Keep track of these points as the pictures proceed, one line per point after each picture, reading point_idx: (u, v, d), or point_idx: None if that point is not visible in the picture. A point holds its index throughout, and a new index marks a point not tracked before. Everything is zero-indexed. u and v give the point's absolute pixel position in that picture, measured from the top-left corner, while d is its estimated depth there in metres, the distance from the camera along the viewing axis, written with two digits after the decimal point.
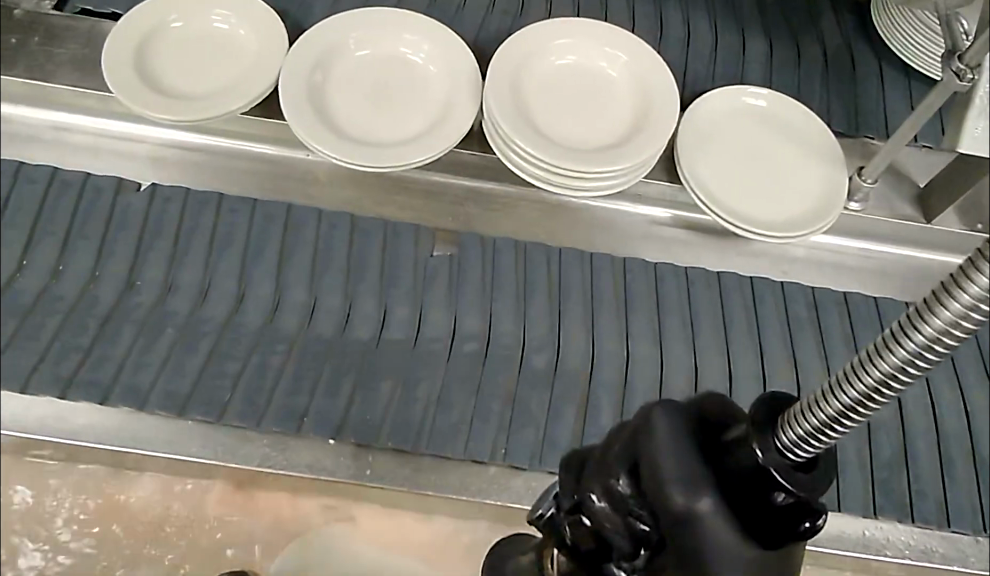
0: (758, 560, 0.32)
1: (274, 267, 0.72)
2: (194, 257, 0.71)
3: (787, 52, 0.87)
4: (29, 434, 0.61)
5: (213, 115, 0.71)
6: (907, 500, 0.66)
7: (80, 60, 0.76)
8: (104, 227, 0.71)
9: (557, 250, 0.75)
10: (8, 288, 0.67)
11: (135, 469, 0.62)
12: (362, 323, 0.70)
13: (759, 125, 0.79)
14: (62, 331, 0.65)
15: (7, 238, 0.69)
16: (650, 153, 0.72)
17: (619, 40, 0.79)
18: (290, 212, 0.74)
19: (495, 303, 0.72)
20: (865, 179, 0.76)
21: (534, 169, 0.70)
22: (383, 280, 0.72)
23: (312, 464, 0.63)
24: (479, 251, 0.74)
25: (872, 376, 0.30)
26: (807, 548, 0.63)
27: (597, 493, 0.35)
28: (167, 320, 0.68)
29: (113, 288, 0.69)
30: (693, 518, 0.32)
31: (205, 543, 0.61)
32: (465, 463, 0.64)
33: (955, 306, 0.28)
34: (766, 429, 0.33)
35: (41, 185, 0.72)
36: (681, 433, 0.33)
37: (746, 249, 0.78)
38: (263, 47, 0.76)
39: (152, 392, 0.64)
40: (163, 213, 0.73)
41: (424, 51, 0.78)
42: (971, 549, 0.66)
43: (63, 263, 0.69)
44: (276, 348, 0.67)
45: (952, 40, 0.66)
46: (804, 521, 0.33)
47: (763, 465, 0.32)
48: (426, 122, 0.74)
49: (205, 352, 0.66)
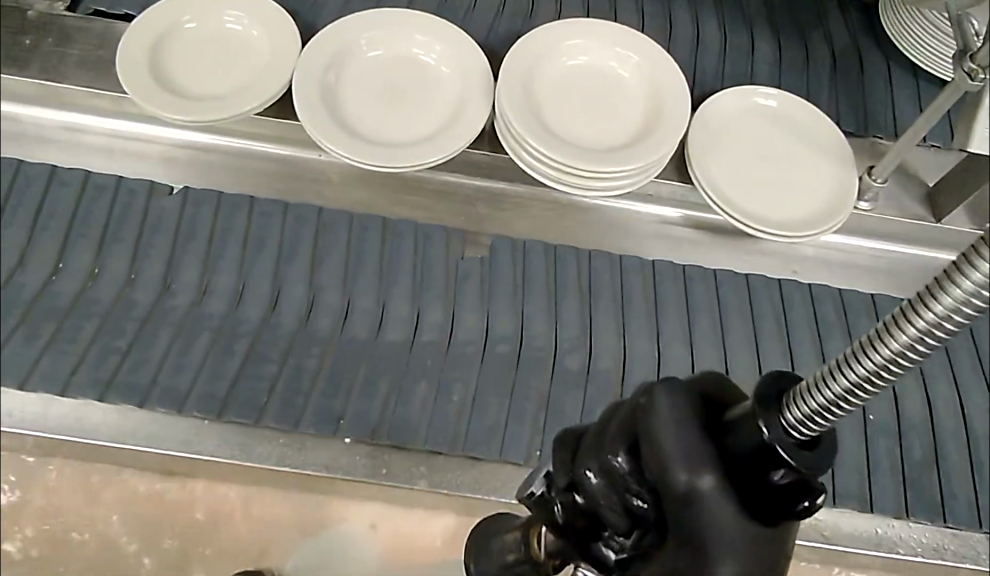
0: (756, 538, 0.32)
1: (307, 269, 0.72)
2: (228, 260, 0.71)
3: (796, 52, 0.88)
4: (46, 433, 0.61)
5: (228, 115, 0.71)
6: (917, 498, 0.67)
7: (93, 61, 0.76)
8: (138, 230, 0.72)
9: (567, 248, 0.76)
10: (47, 289, 0.67)
11: (154, 469, 0.63)
12: (396, 325, 0.70)
13: (769, 124, 0.79)
14: (101, 332, 0.66)
15: (44, 242, 0.70)
16: (663, 153, 0.72)
17: (630, 40, 0.80)
18: (320, 215, 0.75)
19: (526, 305, 0.72)
20: (875, 179, 0.77)
21: (548, 170, 0.70)
22: (415, 283, 0.72)
23: (329, 464, 0.63)
24: (511, 251, 0.75)
25: (872, 361, 0.30)
26: (816, 546, 0.64)
27: (594, 470, 0.35)
28: (203, 323, 0.68)
29: (149, 291, 0.69)
30: (693, 495, 0.32)
31: (222, 541, 0.62)
32: (491, 464, 0.65)
33: (957, 291, 0.28)
34: (770, 406, 0.32)
35: (75, 187, 0.72)
36: (684, 412, 0.33)
37: (755, 248, 0.78)
38: (276, 48, 0.77)
39: (192, 393, 0.64)
40: (196, 216, 0.73)
41: (436, 51, 0.78)
42: (982, 547, 0.66)
43: (100, 264, 0.69)
44: (311, 351, 0.68)
45: (964, 39, 0.67)
46: (804, 500, 0.32)
47: (767, 443, 0.32)
48: (438, 123, 0.74)
49: (244, 350, 0.67)
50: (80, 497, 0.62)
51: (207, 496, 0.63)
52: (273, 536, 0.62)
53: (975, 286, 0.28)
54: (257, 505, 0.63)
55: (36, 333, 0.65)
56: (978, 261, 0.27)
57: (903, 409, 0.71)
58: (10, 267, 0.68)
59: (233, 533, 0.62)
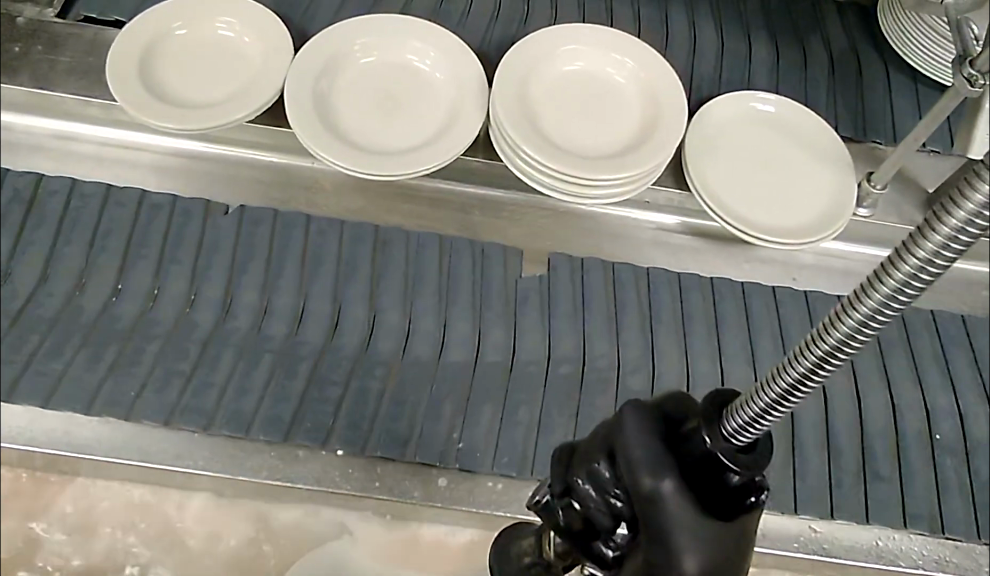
0: (715, 536, 0.35)
1: (366, 288, 0.71)
2: (287, 280, 0.71)
3: (794, 56, 0.87)
4: (31, 447, 0.61)
5: (221, 123, 0.70)
6: (919, 511, 0.66)
7: (84, 69, 0.76)
8: (196, 250, 0.71)
9: (580, 259, 0.75)
10: (109, 307, 0.67)
11: (138, 482, 0.62)
12: (460, 348, 0.69)
13: (767, 130, 0.78)
14: (163, 357, 0.65)
15: (103, 261, 0.69)
16: (656, 161, 0.71)
17: (627, 46, 0.79)
18: (377, 232, 0.74)
19: (587, 323, 0.72)
20: (875, 185, 0.76)
21: (541, 177, 0.69)
22: (476, 306, 0.71)
23: (320, 478, 0.62)
24: (568, 268, 0.74)
25: (826, 343, 0.32)
26: (813, 560, 0.63)
27: (581, 477, 0.38)
28: (264, 347, 0.67)
29: (210, 314, 0.68)
30: (658, 498, 0.35)
31: (208, 554, 0.60)
32: (504, 480, 0.64)
33: (904, 269, 0.29)
34: (715, 418, 0.36)
35: (131, 209, 0.72)
36: (647, 422, 0.37)
37: (755, 256, 0.78)
38: (267, 55, 0.76)
39: (257, 417, 0.63)
40: (254, 236, 0.72)
41: (430, 58, 0.77)
42: (986, 559, 0.65)
43: (158, 284, 0.69)
44: (374, 372, 0.67)
45: (962, 44, 0.66)
46: (750, 496, 0.36)
47: (709, 451, 0.35)
48: (433, 130, 0.73)
49: (304, 375, 0.66)
50: (63, 511, 0.60)
51: (194, 511, 0.62)
52: (261, 552, 0.61)
53: (920, 263, 0.29)
54: (243, 522, 0.62)
55: (97, 356, 0.64)
56: (919, 244, 0.29)
57: (905, 419, 0.71)
58: (73, 287, 0.67)
59: (218, 546, 0.61)
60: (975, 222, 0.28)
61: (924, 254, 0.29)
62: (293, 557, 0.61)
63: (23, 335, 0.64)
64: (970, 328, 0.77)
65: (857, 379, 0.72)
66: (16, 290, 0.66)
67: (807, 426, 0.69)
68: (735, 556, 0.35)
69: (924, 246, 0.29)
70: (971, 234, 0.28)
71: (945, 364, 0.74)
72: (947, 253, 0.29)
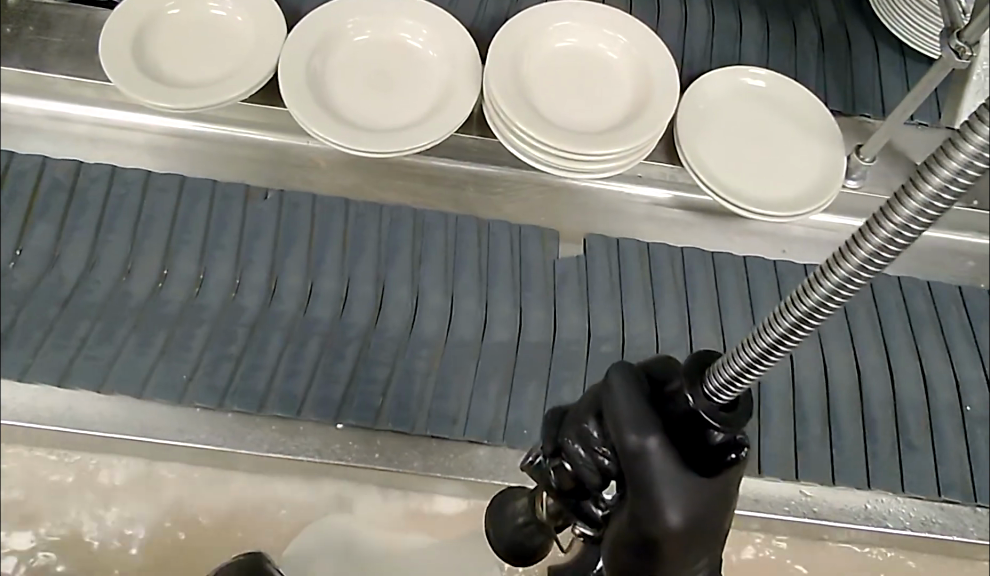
0: (697, 488, 0.37)
1: (411, 266, 0.73)
2: (329, 263, 0.72)
3: (784, 31, 0.87)
4: (40, 425, 0.62)
5: (213, 103, 0.70)
6: (903, 472, 0.68)
7: (76, 50, 0.75)
8: (239, 236, 0.72)
9: (616, 241, 0.76)
10: (157, 293, 0.69)
11: (135, 457, 0.62)
12: (503, 327, 0.71)
13: (758, 106, 0.79)
14: (212, 341, 0.67)
15: (147, 247, 0.71)
16: (648, 137, 0.72)
17: (618, 22, 0.79)
18: (416, 217, 0.75)
19: (627, 308, 0.73)
20: (863, 157, 0.77)
21: (535, 153, 0.70)
22: (519, 287, 0.73)
23: (321, 450, 0.64)
24: (605, 248, 0.76)
25: (805, 305, 0.33)
26: (803, 523, 0.65)
27: (572, 438, 0.40)
28: (311, 330, 0.69)
29: (257, 297, 0.70)
30: (642, 454, 0.37)
31: (205, 527, 0.61)
32: (509, 452, 0.65)
33: (881, 233, 0.30)
34: (697, 378, 0.37)
35: (173, 194, 0.73)
36: (633, 383, 0.39)
37: (745, 229, 0.79)
38: (260, 34, 0.76)
39: (309, 398, 0.65)
40: (295, 220, 0.73)
41: (423, 36, 0.78)
42: (971, 520, 0.67)
43: (204, 271, 0.70)
44: (421, 352, 0.69)
45: (951, 16, 0.65)
46: (731, 453, 0.37)
47: (692, 409, 0.37)
48: (425, 108, 0.74)
49: (353, 357, 0.68)
50: (59, 486, 0.61)
51: (189, 484, 0.62)
52: (261, 523, 0.62)
53: (898, 226, 0.30)
54: (237, 494, 0.62)
55: (149, 339, 0.66)
56: (897, 208, 0.30)
57: (893, 387, 0.72)
58: (119, 273, 0.69)
59: (214, 519, 0.61)
60: (952, 186, 0.29)
61: (902, 219, 0.30)
62: (290, 526, 0.62)
63: (73, 322, 0.66)
64: (952, 296, 0.78)
65: (850, 347, 0.74)
66: (64, 277, 0.68)
67: (799, 395, 0.70)
68: (714, 508, 0.37)
69: (902, 211, 0.30)
70: (947, 198, 0.29)
71: (926, 327, 0.76)
72: (924, 216, 0.29)
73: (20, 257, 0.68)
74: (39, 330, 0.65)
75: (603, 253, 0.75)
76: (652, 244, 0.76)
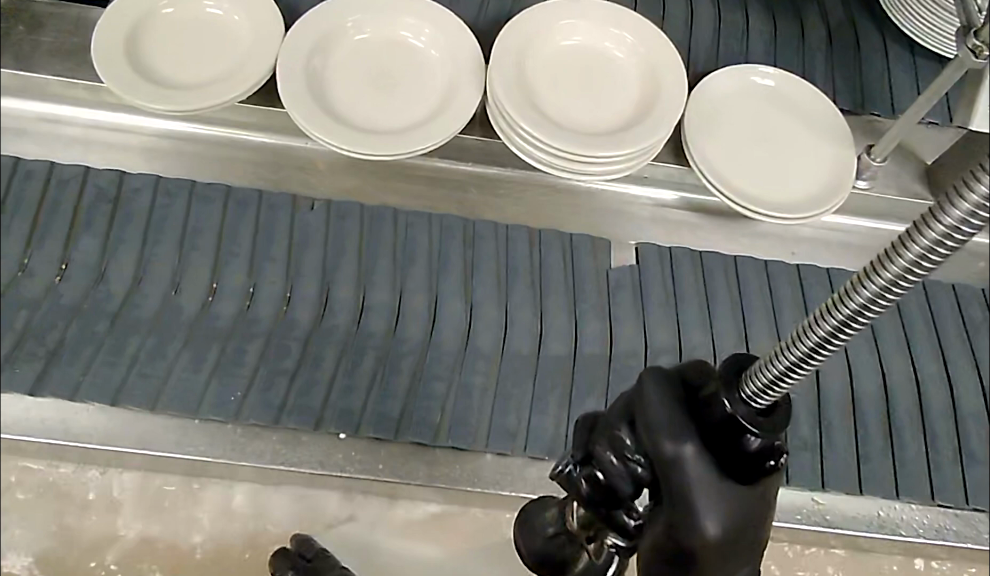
0: (734, 496, 0.36)
1: (461, 286, 0.72)
2: (381, 274, 0.72)
3: (790, 28, 0.86)
4: (38, 439, 0.61)
5: (211, 104, 0.69)
6: (917, 479, 0.67)
7: (65, 50, 0.73)
8: (287, 248, 0.72)
9: (668, 249, 0.76)
10: (207, 308, 0.68)
11: (128, 469, 0.61)
12: (558, 339, 0.70)
13: (767, 104, 0.78)
14: (266, 355, 0.66)
15: (195, 261, 0.70)
16: (654, 138, 0.70)
17: (626, 20, 0.78)
18: (466, 227, 0.74)
19: (680, 312, 0.74)
20: (875, 158, 0.75)
21: (537, 151, 0.69)
22: (572, 298, 0.73)
23: (323, 462, 0.63)
24: (656, 255, 0.75)
25: (845, 310, 0.32)
26: (811, 531, 0.64)
27: (604, 445, 0.39)
28: (365, 347, 0.68)
29: (310, 309, 0.69)
30: (678, 461, 0.36)
31: (197, 540, 0.60)
32: (523, 462, 0.65)
33: (930, 235, 0.29)
34: (733, 384, 0.36)
35: (218, 204, 0.72)
36: (667, 388, 0.37)
37: (752, 230, 0.78)
38: (256, 33, 0.74)
39: (366, 413, 0.65)
40: (342, 228, 0.73)
41: (425, 35, 0.76)
42: (986, 527, 0.66)
43: (253, 283, 0.70)
44: (479, 365, 0.68)
45: (967, 16, 0.64)
46: (769, 460, 0.36)
47: (731, 415, 0.36)
48: (428, 108, 0.72)
49: (409, 371, 0.67)
50: (53, 500, 0.60)
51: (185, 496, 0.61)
52: (259, 535, 0.61)
53: (949, 228, 0.29)
54: (239, 510, 0.62)
55: (201, 354, 0.65)
56: (946, 209, 0.28)
57: (906, 390, 0.71)
58: (168, 288, 0.68)
59: (209, 534, 0.61)
60: None
61: (952, 221, 0.28)
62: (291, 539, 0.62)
63: (125, 337, 0.65)
64: (960, 299, 0.76)
65: (863, 350, 0.72)
66: (113, 291, 0.67)
67: (812, 401, 0.69)
68: (752, 515, 0.36)
69: (951, 213, 0.28)
70: None
71: (933, 327, 0.74)
72: (976, 218, 0.28)
73: (65, 270, 0.67)
74: (89, 345, 0.64)
75: (654, 261, 0.75)
76: (704, 252, 0.76)
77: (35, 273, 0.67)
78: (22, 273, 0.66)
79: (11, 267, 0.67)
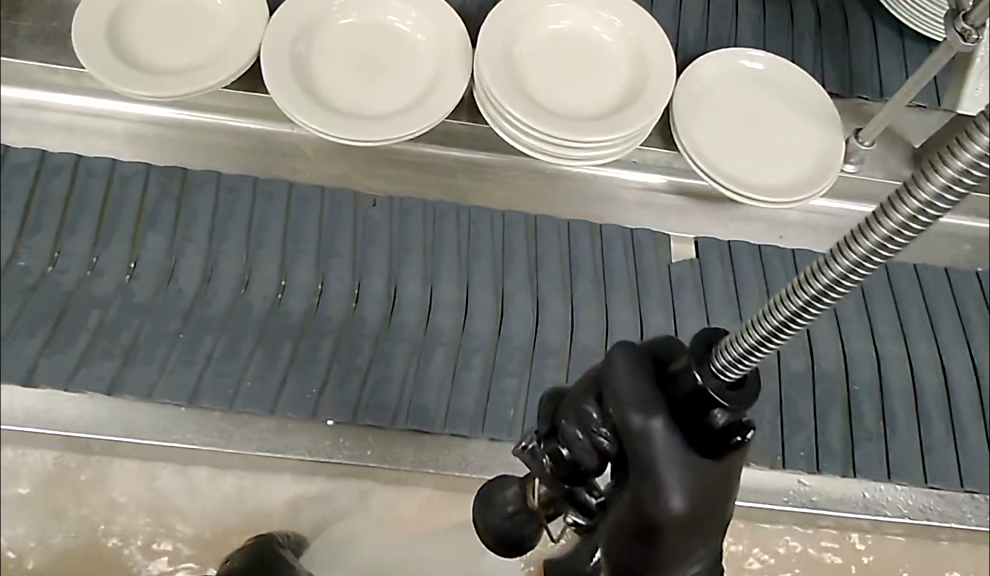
0: (701, 469, 0.36)
1: (528, 275, 0.72)
2: (449, 271, 0.71)
3: (779, 12, 0.85)
4: (23, 428, 0.61)
5: (193, 88, 0.68)
6: (906, 462, 0.68)
7: (43, 35, 0.72)
8: (353, 242, 0.71)
9: (727, 241, 0.76)
10: (277, 306, 0.68)
11: (103, 456, 0.61)
12: (625, 332, 0.71)
13: (757, 88, 0.77)
14: (338, 354, 0.66)
15: (262, 259, 0.69)
16: (644, 123, 0.70)
17: (615, 4, 0.77)
18: (534, 224, 0.74)
19: (743, 308, 0.73)
20: (862, 141, 0.75)
21: (525, 137, 0.68)
22: (635, 292, 0.73)
23: (309, 448, 0.63)
24: (717, 255, 0.75)
25: (812, 289, 0.31)
26: (793, 510, 0.65)
27: (570, 421, 0.39)
28: (437, 340, 0.68)
29: (377, 308, 0.69)
30: (646, 434, 0.36)
31: (166, 527, 0.60)
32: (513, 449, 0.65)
33: (897, 217, 0.28)
34: (704, 358, 0.37)
35: (281, 202, 0.72)
36: (636, 362, 0.38)
37: (739, 214, 0.78)
38: (239, 17, 0.73)
39: (445, 410, 0.65)
40: (408, 224, 0.73)
41: (411, 19, 0.75)
42: (969, 508, 0.67)
43: (323, 280, 0.69)
44: (549, 362, 0.68)
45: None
46: (735, 436, 0.37)
47: (700, 386, 0.36)
48: (413, 93, 0.71)
49: (480, 368, 0.67)
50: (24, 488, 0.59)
51: (164, 486, 0.61)
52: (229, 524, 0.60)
53: (915, 210, 0.28)
54: (218, 498, 0.61)
55: (275, 353, 0.66)
56: (915, 190, 0.28)
57: (905, 376, 0.72)
58: (237, 284, 0.68)
59: (179, 522, 0.60)
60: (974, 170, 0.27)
61: (919, 203, 0.28)
62: (266, 524, 0.61)
63: (197, 338, 0.65)
64: (960, 284, 0.77)
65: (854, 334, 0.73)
66: (182, 290, 0.67)
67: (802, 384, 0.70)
68: (717, 490, 0.36)
69: (919, 195, 0.28)
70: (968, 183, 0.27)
71: (930, 312, 0.75)
72: (944, 201, 0.28)
73: (135, 268, 0.67)
74: (164, 343, 0.64)
75: (717, 262, 0.75)
76: (763, 244, 0.77)
77: (105, 273, 0.67)
78: (93, 271, 0.67)
79: (81, 266, 0.67)
